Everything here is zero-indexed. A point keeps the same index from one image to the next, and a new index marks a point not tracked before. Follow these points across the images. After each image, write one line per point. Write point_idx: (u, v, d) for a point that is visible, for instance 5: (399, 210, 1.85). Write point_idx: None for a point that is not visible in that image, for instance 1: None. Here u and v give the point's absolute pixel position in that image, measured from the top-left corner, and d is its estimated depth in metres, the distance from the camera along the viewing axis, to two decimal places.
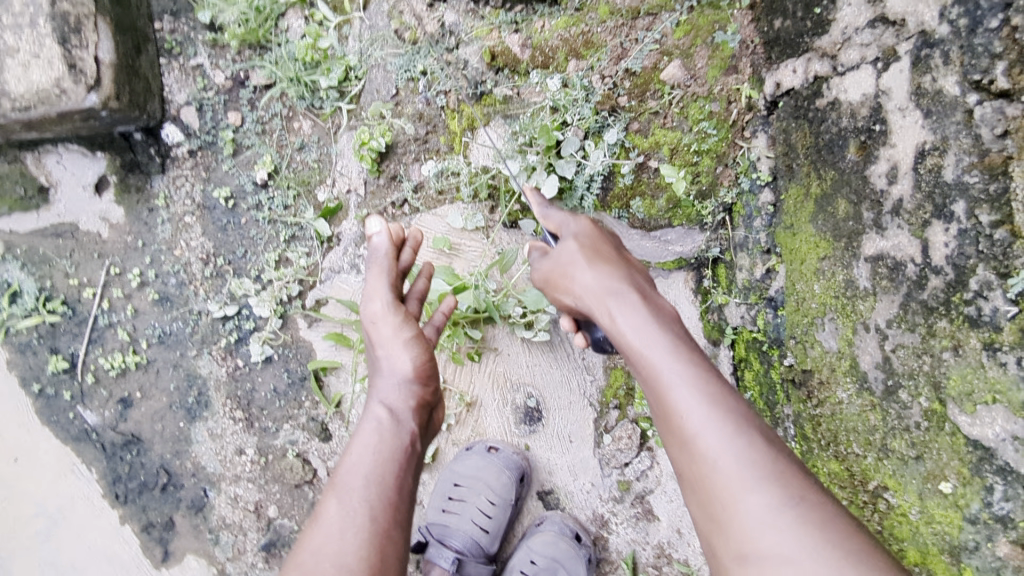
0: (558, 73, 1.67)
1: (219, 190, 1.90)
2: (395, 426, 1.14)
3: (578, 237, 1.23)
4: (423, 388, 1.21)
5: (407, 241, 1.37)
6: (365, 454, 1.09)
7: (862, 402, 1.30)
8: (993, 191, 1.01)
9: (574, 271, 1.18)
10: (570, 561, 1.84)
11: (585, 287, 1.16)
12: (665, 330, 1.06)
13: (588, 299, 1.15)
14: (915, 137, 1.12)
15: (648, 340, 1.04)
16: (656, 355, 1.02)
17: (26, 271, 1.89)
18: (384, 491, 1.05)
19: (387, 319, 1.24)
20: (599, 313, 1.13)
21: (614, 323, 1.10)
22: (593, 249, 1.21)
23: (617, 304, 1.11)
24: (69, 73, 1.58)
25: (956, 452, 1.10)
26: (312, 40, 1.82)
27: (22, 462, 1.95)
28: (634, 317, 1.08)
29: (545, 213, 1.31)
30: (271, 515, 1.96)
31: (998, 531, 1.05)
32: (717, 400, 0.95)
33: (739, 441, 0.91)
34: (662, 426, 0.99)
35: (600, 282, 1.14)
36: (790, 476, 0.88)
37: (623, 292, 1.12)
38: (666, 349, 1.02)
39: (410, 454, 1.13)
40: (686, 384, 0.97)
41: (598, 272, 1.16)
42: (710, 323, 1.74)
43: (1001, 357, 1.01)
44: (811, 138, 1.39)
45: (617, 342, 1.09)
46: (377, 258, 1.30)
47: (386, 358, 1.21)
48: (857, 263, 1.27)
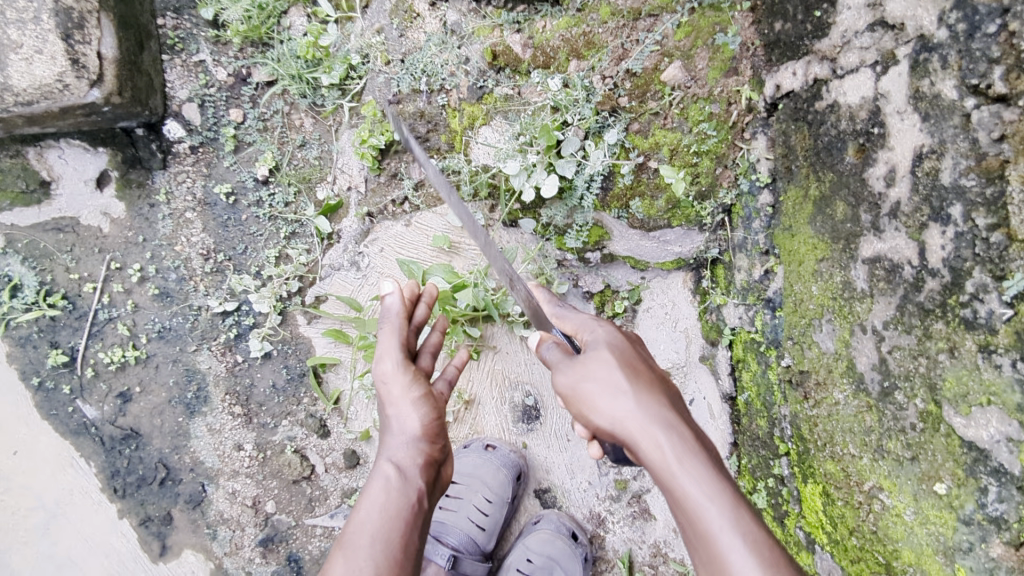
0: (559, 73, 1.67)
1: (219, 186, 1.91)
2: (403, 484, 1.16)
3: (617, 362, 1.12)
4: (432, 446, 1.23)
5: (422, 296, 1.42)
6: (372, 512, 1.12)
7: (858, 403, 1.30)
8: (990, 195, 1.01)
9: (618, 399, 1.08)
10: (567, 559, 1.84)
11: (629, 419, 1.06)
12: (716, 474, 1.00)
13: (628, 432, 1.06)
14: (913, 140, 1.12)
15: (702, 487, 0.98)
16: (714, 508, 0.96)
17: (28, 265, 1.88)
18: (390, 549, 1.09)
19: (397, 378, 1.25)
20: (647, 449, 1.03)
21: (666, 465, 1.01)
22: (637, 374, 1.11)
23: (672, 445, 1.02)
24: (72, 68, 1.58)
25: (952, 453, 1.11)
26: (313, 38, 1.83)
27: (21, 455, 1.95)
28: (687, 459, 1.01)
29: (557, 311, 1.31)
30: (269, 510, 1.98)
31: (991, 532, 1.05)
32: (771, 559, 0.92)
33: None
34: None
35: (647, 414, 1.06)
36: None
37: (677, 429, 1.04)
38: (719, 500, 0.96)
39: (418, 512, 1.16)
40: (744, 541, 0.93)
41: (646, 405, 1.07)
42: (709, 323, 1.79)
43: (997, 359, 1.02)
44: (810, 141, 1.40)
45: (666, 485, 1.01)
46: (390, 318, 1.32)
47: (397, 417, 1.23)
48: (854, 265, 1.28)
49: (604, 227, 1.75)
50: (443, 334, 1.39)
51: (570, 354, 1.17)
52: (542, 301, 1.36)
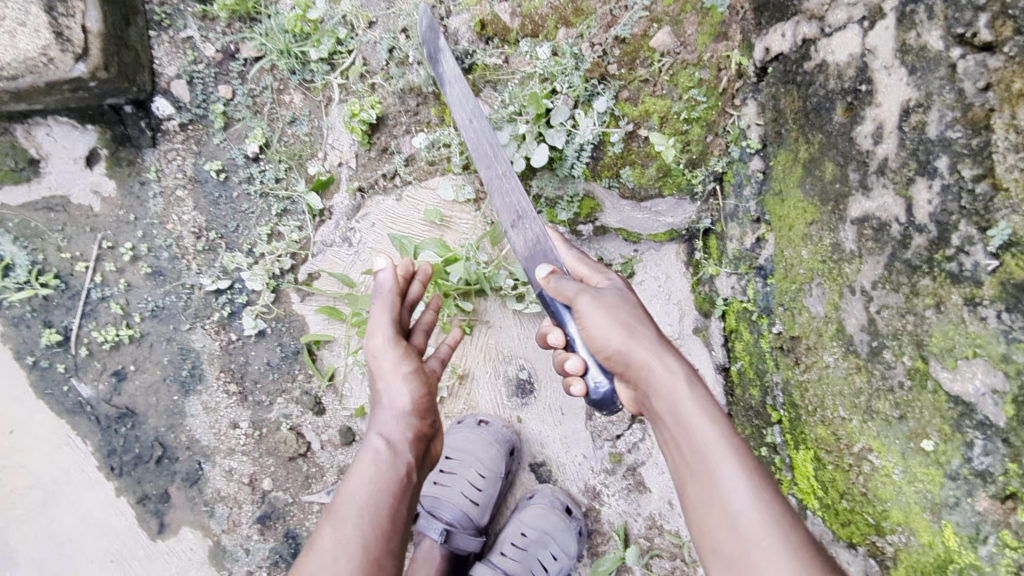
0: (548, 41, 1.64)
1: (210, 163, 1.90)
2: (392, 458, 1.16)
3: (634, 307, 1.17)
4: (421, 420, 1.23)
5: (416, 274, 1.41)
6: (361, 485, 1.12)
7: (847, 364, 1.30)
8: (976, 145, 1.01)
9: (633, 330, 1.11)
10: (561, 533, 1.86)
11: (641, 344, 1.09)
12: (715, 412, 1.05)
13: (637, 358, 1.09)
14: (900, 95, 1.12)
15: (704, 413, 1.03)
16: (712, 430, 1.02)
17: (19, 245, 1.88)
18: (377, 521, 1.09)
19: (388, 353, 1.25)
20: (658, 376, 1.07)
21: (674, 387, 1.06)
22: (653, 322, 1.16)
23: (683, 375, 1.07)
24: (57, 41, 1.58)
25: (938, 409, 1.11)
26: (301, 12, 1.81)
27: (18, 435, 1.96)
28: (693, 386, 1.07)
29: (574, 256, 1.32)
30: (266, 487, 1.99)
31: (978, 486, 1.06)
32: (759, 482, 0.98)
33: (776, 524, 0.93)
34: (698, 494, 1.00)
35: (659, 348, 1.10)
36: (819, 560, 0.92)
37: (685, 365, 1.10)
38: (716, 427, 1.02)
39: (406, 486, 1.16)
40: (734, 460, 0.99)
41: (663, 345, 1.11)
42: (702, 295, 1.78)
43: (982, 311, 1.02)
44: (799, 103, 1.39)
45: (666, 409, 1.06)
46: (382, 293, 1.31)
47: (387, 392, 1.22)
48: (843, 226, 1.27)
49: (596, 199, 1.73)
50: (436, 312, 1.40)
51: (600, 285, 1.18)
52: (556, 243, 1.36)
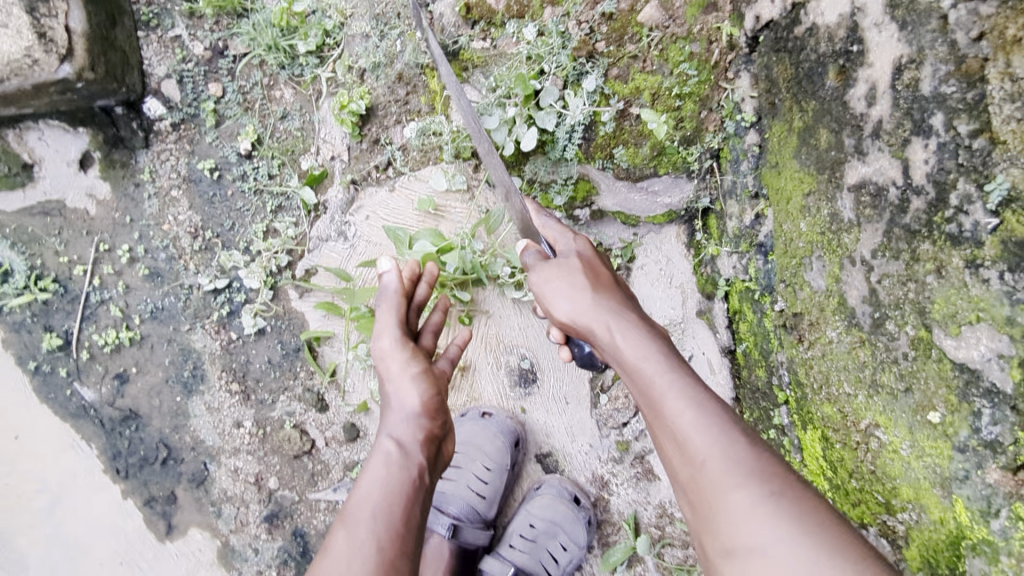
0: (533, 22, 1.59)
1: (203, 162, 1.88)
2: (404, 459, 1.11)
3: (579, 267, 1.17)
4: (432, 422, 1.18)
5: (423, 275, 1.38)
6: (373, 487, 1.07)
7: (851, 339, 1.25)
8: (971, 99, 0.96)
9: (570, 292, 1.14)
10: (569, 523, 1.84)
11: (578, 306, 1.12)
12: (661, 346, 1.05)
13: (581, 320, 1.12)
14: (892, 52, 1.07)
15: (643, 352, 1.04)
16: (650, 368, 1.01)
17: (17, 251, 1.88)
18: (392, 523, 1.03)
19: (396, 356, 1.22)
20: (597, 331, 1.10)
21: (612, 336, 1.08)
22: (596, 275, 1.17)
23: (619, 323, 1.09)
24: (40, 42, 1.58)
25: (944, 378, 1.06)
26: (287, 5, 1.78)
27: (23, 440, 1.97)
28: (630, 334, 1.07)
29: (545, 223, 1.28)
30: (272, 487, 1.98)
31: (987, 457, 1.01)
32: (706, 405, 0.95)
33: (720, 442, 0.90)
34: (657, 440, 0.98)
35: (600, 304, 1.11)
36: (774, 466, 0.88)
37: (624, 315, 1.10)
38: (662, 363, 1.01)
39: (419, 487, 1.10)
40: (675, 389, 0.97)
41: (602, 299, 1.12)
42: (705, 277, 1.73)
43: (984, 273, 0.98)
44: (791, 71, 1.34)
45: (615, 360, 1.08)
46: (386, 296, 1.29)
47: (396, 395, 1.19)
48: (840, 194, 1.23)
49: (591, 181, 1.67)
50: (445, 314, 1.36)
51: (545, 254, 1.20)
52: (531, 214, 1.31)
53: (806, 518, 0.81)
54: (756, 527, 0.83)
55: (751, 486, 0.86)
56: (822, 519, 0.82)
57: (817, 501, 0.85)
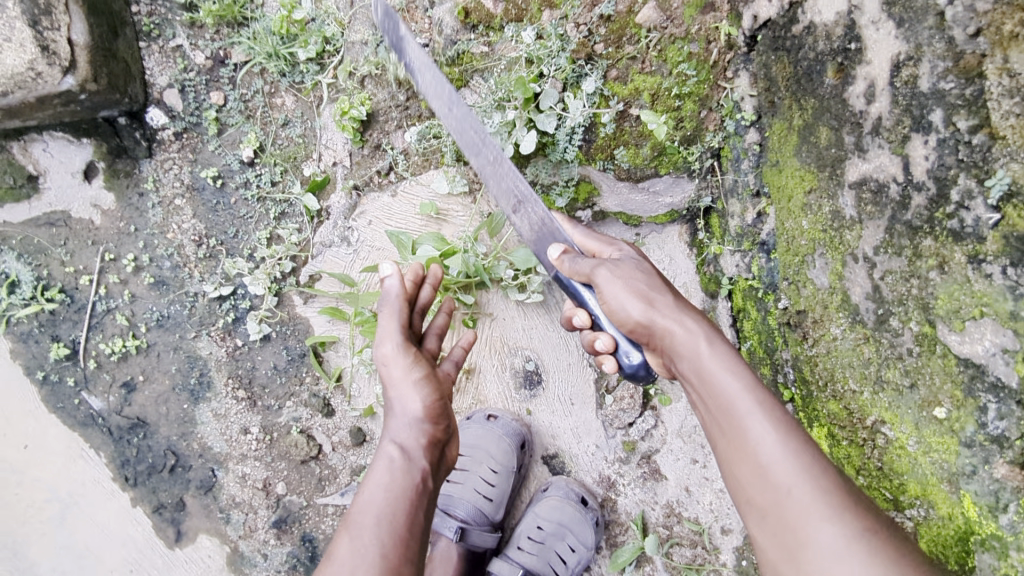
0: (532, 25, 1.59)
1: (206, 170, 1.89)
2: (407, 464, 1.11)
3: (650, 274, 1.16)
4: (435, 426, 1.17)
5: (425, 279, 1.37)
6: (377, 493, 1.07)
7: (855, 335, 1.25)
8: (970, 95, 0.96)
9: (649, 297, 1.10)
10: (578, 525, 1.83)
11: (660, 312, 1.08)
12: (740, 361, 1.02)
13: (659, 326, 1.07)
14: (890, 49, 1.08)
15: (727, 367, 1.00)
16: (736, 386, 0.98)
17: (23, 261, 1.89)
18: (395, 529, 1.04)
19: (398, 361, 1.20)
20: (677, 337, 1.05)
21: (694, 347, 1.03)
22: (669, 286, 1.14)
23: (704, 334, 1.04)
24: (43, 55, 1.58)
25: (949, 374, 1.06)
26: (287, 13, 1.78)
27: (32, 449, 1.98)
28: (716, 346, 1.03)
29: (580, 233, 1.32)
30: (280, 492, 1.99)
31: (994, 452, 1.01)
32: (793, 435, 0.93)
33: (810, 476, 0.89)
34: (730, 456, 0.97)
35: (679, 311, 1.08)
36: (858, 505, 0.88)
37: (708, 328, 1.06)
38: (744, 379, 0.99)
39: (423, 492, 1.11)
40: (763, 412, 0.95)
41: (684, 309, 1.08)
42: (708, 275, 1.74)
43: (987, 268, 0.98)
44: (790, 69, 1.35)
45: (691, 373, 1.03)
46: (388, 300, 1.26)
47: (398, 399, 1.17)
48: (841, 191, 1.23)
49: (592, 182, 1.68)
50: (449, 317, 1.36)
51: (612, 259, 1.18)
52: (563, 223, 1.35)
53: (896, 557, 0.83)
54: (844, 564, 0.83)
55: (841, 524, 0.85)
56: (908, 560, 0.83)
57: (904, 544, 0.85)
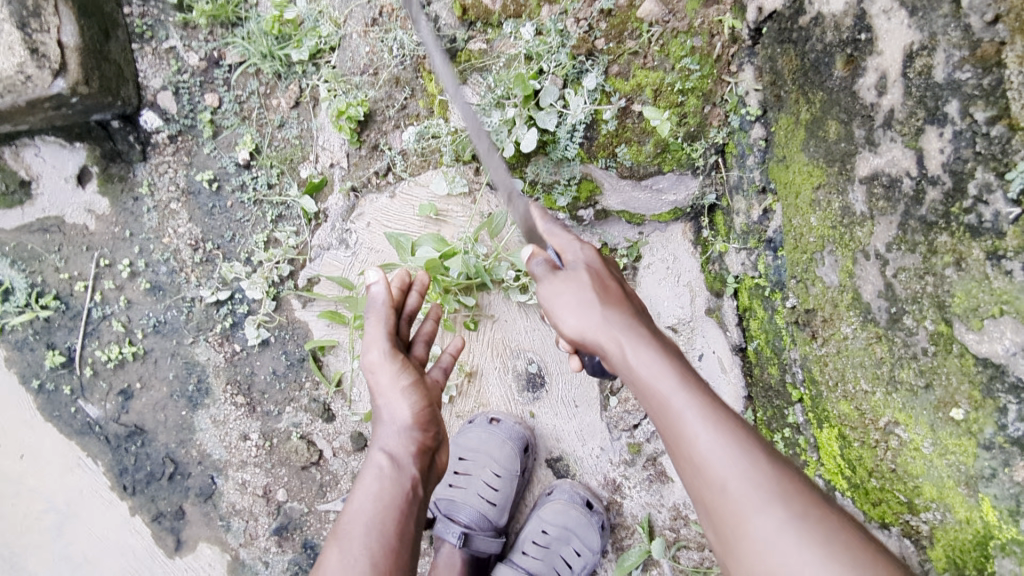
0: (531, 21, 1.56)
1: (202, 173, 1.86)
2: (397, 473, 1.08)
3: (585, 279, 1.09)
4: (425, 434, 1.15)
5: (412, 283, 1.34)
6: (365, 502, 1.04)
7: (867, 334, 1.22)
8: (988, 85, 0.93)
9: (579, 309, 1.07)
10: (583, 528, 1.80)
11: (588, 325, 1.06)
12: (672, 358, 0.99)
13: (591, 339, 1.06)
14: (902, 40, 1.04)
15: (658, 369, 0.97)
16: (665, 387, 0.95)
17: (17, 268, 1.87)
18: (386, 538, 1.01)
19: (385, 367, 1.17)
20: (609, 348, 1.04)
21: (625, 354, 1.01)
22: (604, 289, 1.09)
23: (630, 339, 1.02)
24: (32, 58, 1.55)
25: (966, 374, 1.03)
26: (279, 13, 1.75)
27: (29, 459, 1.95)
28: (641, 350, 1.00)
29: (550, 229, 1.18)
30: (281, 499, 1.95)
31: (1015, 454, 0.98)
32: (725, 426, 0.89)
33: (745, 466, 0.85)
34: (671, 455, 0.93)
35: (608, 319, 1.05)
36: (798, 491, 0.83)
37: (635, 329, 1.03)
38: (676, 376, 0.95)
39: (413, 501, 1.08)
40: (694, 408, 0.91)
41: (611, 315, 1.05)
42: (712, 274, 1.71)
43: (1007, 265, 0.94)
44: (796, 62, 1.31)
45: (627, 377, 1.01)
46: (374, 306, 1.24)
47: (386, 407, 1.15)
48: (852, 187, 1.20)
49: (594, 180, 1.65)
50: (438, 322, 1.33)
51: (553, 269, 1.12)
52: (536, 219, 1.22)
53: (834, 544, 0.78)
54: (780, 557, 0.78)
55: (777, 515, 0.81)
56: (849, 543, 0.78)
57: (845, 527, 0.80)
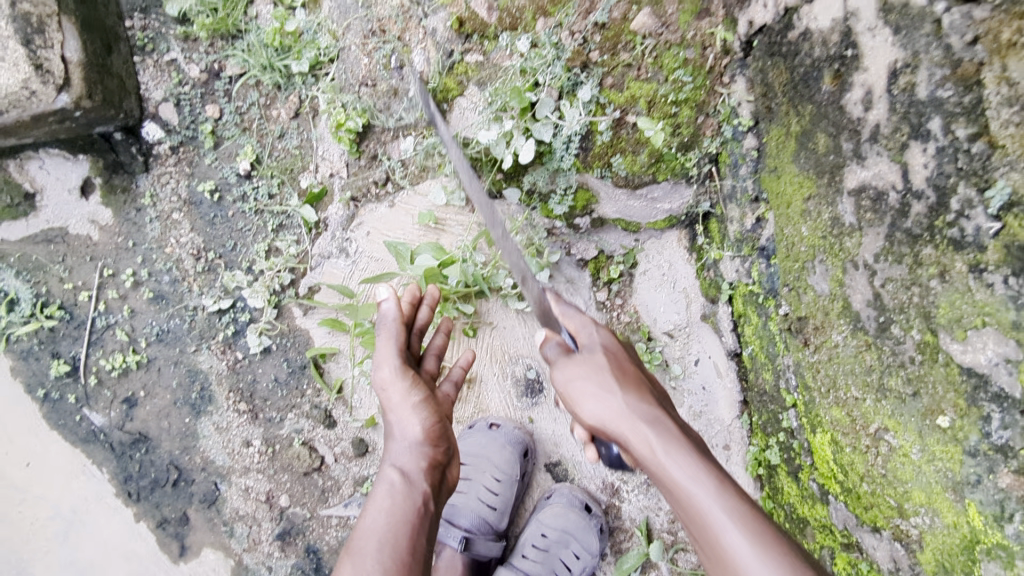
0: (527, 33, 1.58)
1: (203, 184, 1.88)
2: (408, 488, 1.10)
3: (600, 364, 1.12)
4: (435, 449, 1.16)
5: (423, 298, 1.37)
6: (378, 518, 1.07)
7: (857, 342, 1.25)
8: (968, 103, 0.96)
9: (600, 397, 1.09)
10: (582, 531, 1.82)
11: (613, 416, 1.07)
12: (700, 456, 1.02)
13: (613, 428, 1.07)
14: (887, 56, 1.07)
15: (690, 472, 0.99)
16: (702, 493, 0.97)
17: (22, 279, 1.89)
18: (398, 554, 1.03)
19: (396, 384, 1.20)
20: (635, 442, 1.05)
21: (651, 451, 1.03)
22: (621, 373, 1.12)
23: (658, 437, 1.03)
24: (36, 74, 1.58)
25: (952, 383, 1.06)
26: (280, 25, 1.79)
27: (34, 466, 1.97)
28: (676, 455, 1.01)
29: (563, 310, 1.23)
30: (283, 504, 1.98)
31: (999, 462, 1.00)
32: (762, 533, 0.93)
33: None
34: (710, 561, 0.96)
35: (635, 411, 1.06)
36: None
37: (664, 426, 1.04)
38: (707, 482, 0.98)
39: (424, 515, 1.10)
40: (730, 516, 0.94)
41: (636, 407, 1.07)
42: (708, 280, 1.74)
43: (988, 278, 0.97)
44: (787, 75, 1.34)
45: (656, 474, 1.03)
46: (385, 324, 1.27)
47: (398, 424, 1.17)
48: (841, 198, 1.22)
49: (590, 190, 1.67)
50: (447, 335, 1.35)
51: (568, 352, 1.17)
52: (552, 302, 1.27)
53: None
54: None
55: None
56: None
57: None
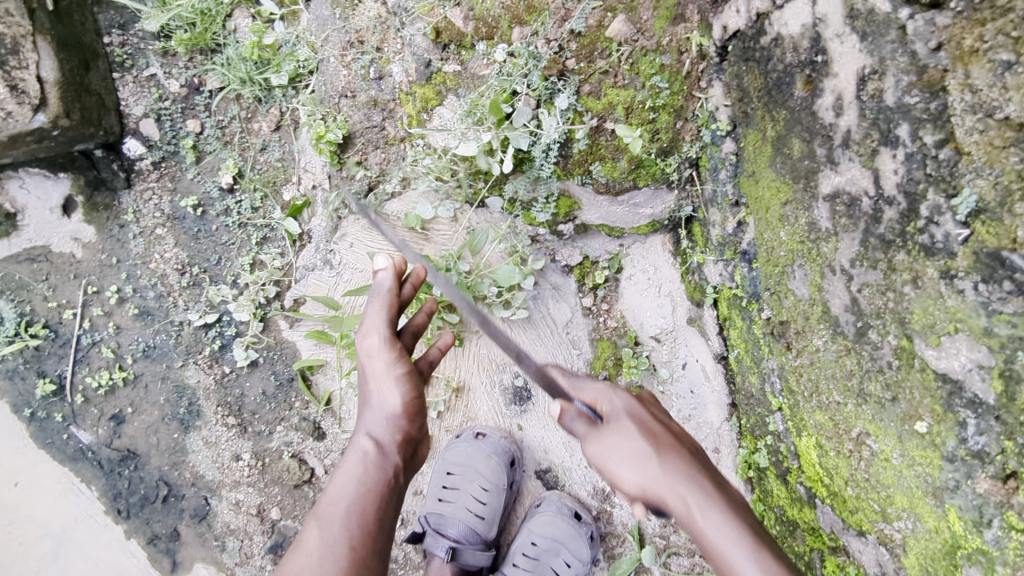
0: (503, 42, 1.59)
1: (186, 199, 1.88)
2: (380, 459, 1.10)
3: (629, 429, 1.08)
4: (411, 423, 1.17)
5: (411, 278, 1.35)
6: (348, 484, 1.07)
7: (837, 347, 1.24)
8: (935, 109, 0.97)
9: (634, 462, 1.05)
10: (572, 541, 1.80)
11: (654, 484, 1.03)
12: (735, 514, 1.01)
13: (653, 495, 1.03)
14: (855, 63, 1.07)
15: (728, 535, 0.98)
16: (739, 553, 0.96)
17: (5, 299, 1.88)
18: (365, 523, 1.04)
19: (382, 355, 1.20)
20: (673, 504, 1.02)
21: (689, 512, 1.01)
22: (654, 437, 1.07)
23: (696, 495, 1.01)
24: (13, 95, 1.58)
25: (928, 388, 1.05)
26: (257, 39, 1.79)
27: (23, 486, 1.97)
28: (717, 515, 1.00)
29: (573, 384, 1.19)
30: (275, 517, 1.96)
31: (976, 466, 1.00)
32: None
33: None
34: None
35: (668, 473, 1.03)
36: None
37: (703, 483, 1.03)
38: (747, 546, 0.97)
39: (394, 487, 1.10)
40: None
41: (670, 469, 1.04)
42: (693, 284, 1.73)
43: (959, 284, 0.98)
44: (761, 80, 1.34)
45: (695, 537, 1.01)
46: (379, 294, 1.26)
47: (377, 393, 1.17)
48: (816, 203, 1.22)
49: (572, 197, 1.67)
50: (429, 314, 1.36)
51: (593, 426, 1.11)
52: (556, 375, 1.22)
53: None
54: None
55: None
56: None
57: None
